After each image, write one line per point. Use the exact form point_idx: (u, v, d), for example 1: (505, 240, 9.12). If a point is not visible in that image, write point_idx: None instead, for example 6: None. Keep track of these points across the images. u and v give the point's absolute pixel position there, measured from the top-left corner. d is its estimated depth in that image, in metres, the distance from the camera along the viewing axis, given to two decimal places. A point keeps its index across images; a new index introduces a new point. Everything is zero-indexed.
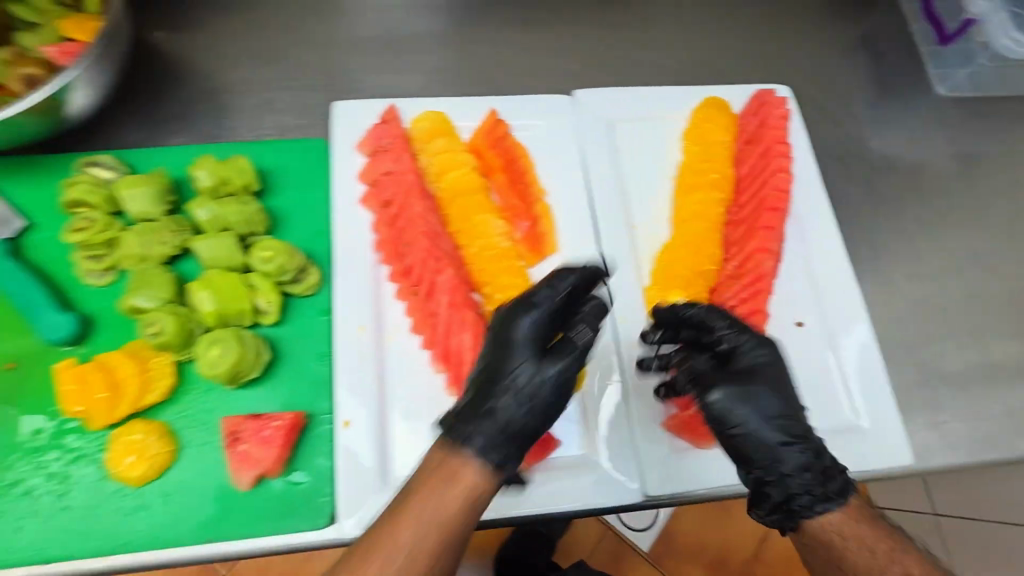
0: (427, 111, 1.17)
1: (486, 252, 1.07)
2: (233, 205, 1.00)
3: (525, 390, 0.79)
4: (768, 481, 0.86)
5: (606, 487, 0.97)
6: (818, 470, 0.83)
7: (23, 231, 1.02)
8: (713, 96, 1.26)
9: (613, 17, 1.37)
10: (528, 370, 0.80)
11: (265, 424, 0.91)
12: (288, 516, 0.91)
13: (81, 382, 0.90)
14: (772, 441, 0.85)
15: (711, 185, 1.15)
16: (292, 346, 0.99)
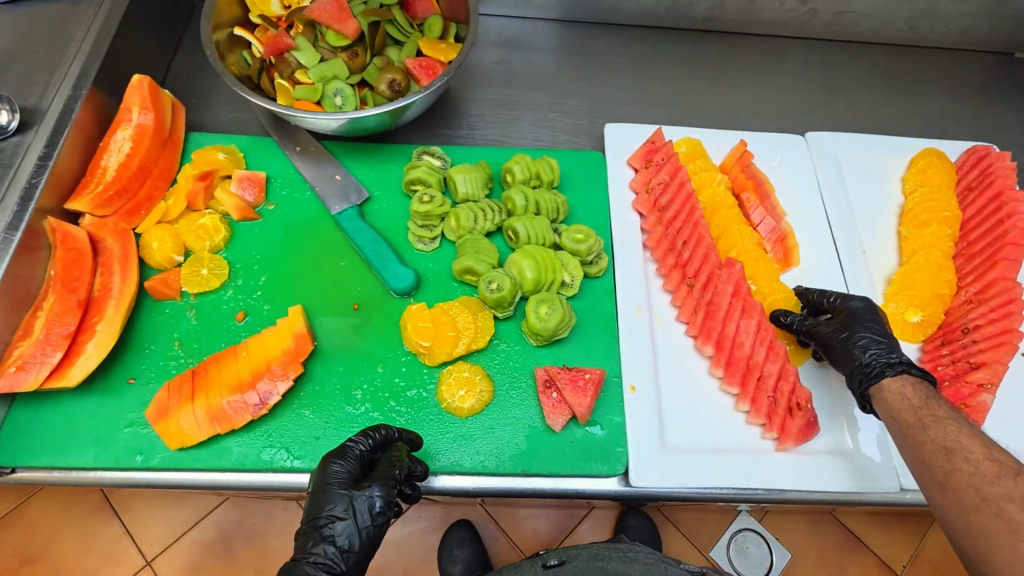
0: (687, 138, 1.37)
1: (744, 257, 1.23)
2: (546, 195, 1.20)
3: (867, 349, 1.06)
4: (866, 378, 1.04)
5: (862, 475, 1.07)
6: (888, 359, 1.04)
7: (367, 201, 1.25)
8: (931, 148, 1.42)
9: (825, 81, 1.60)
10: (869, 331, 1.09)
11: (578, 375, 1.06)
12: (589, 460, 1.04)
13: (431, 323, 1.07)
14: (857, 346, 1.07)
15: (945, 223, 1.29)
16: (586, 317, 1.15)
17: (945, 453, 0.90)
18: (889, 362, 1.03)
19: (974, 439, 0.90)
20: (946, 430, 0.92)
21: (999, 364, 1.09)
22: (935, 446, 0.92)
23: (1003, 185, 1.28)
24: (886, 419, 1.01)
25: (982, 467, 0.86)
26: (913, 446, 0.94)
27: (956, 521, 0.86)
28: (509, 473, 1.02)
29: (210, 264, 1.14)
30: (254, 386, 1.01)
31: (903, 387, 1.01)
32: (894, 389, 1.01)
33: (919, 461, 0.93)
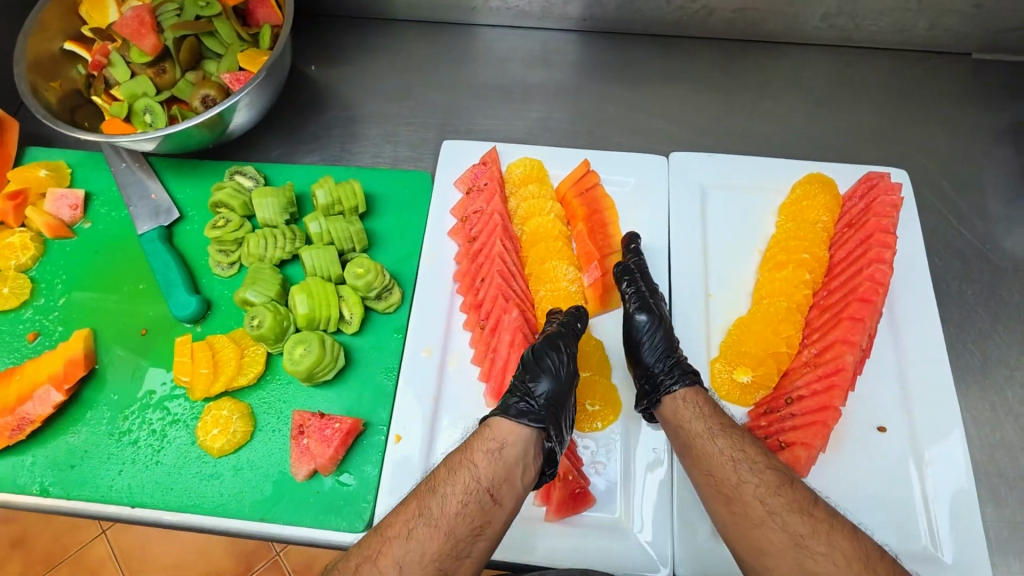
0: (525, 158, 1.24)
1: (551, 297, 1.11)
2: (339, 223, 1.13)
3: (661, 352, 1.01)
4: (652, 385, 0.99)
5: (634, 556, 0.95)
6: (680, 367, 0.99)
7: (178, 221, 1.23)
8: (817, 174, 1.21)
9: (719, 88, 1.39)
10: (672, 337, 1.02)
11: (327, 423, 1.00)
12: (328, 513, 0.98)
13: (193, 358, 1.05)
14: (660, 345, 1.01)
15: (805, 267, 1.09)
16: (364, 356, 1.09)
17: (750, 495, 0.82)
18: (678, 373, 0.98)
19: (749, 447, 0.87)
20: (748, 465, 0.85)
21: (809, 447, 0.95)
22: (738, 481, 0.84)
23: (877, 226, 1.08)
24: (668, 426, 0.97)
25: (767, 504, 0.80)
26: (715, 491, 0.85)
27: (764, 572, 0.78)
28: (245, 518, 0.99)
29: (11, 283, 1.16)
30: (14, 410, 1.04)
31: (691, 397, 0.96)
32: (675, 403, 0.96)
33: (720, 499, 0.85)
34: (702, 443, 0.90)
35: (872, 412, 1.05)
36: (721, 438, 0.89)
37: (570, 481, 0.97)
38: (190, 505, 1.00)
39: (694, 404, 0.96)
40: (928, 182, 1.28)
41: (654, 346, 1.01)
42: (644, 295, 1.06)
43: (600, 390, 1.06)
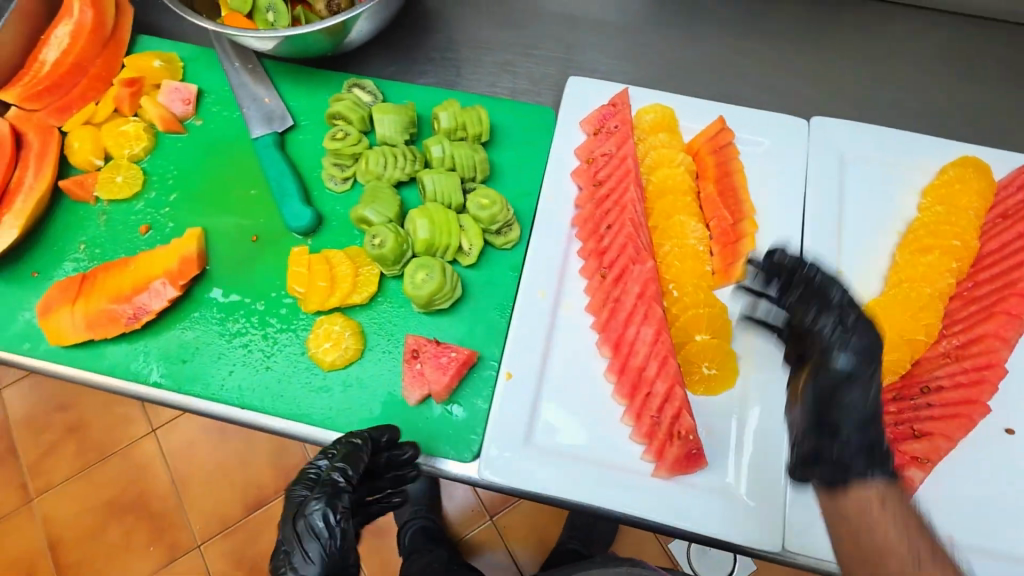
0: (656, 105, 1.17)
1: (676, 253, 1.07)
2: (464, 149, 1.09)
3: (823, 330, 0.90)
4: (824, 375, 0.88)
5: (741, 521, 0.94)
6: (852, 319, 0.89)
7: (291, 129, 1.20)
8: (972, 157, 1.12)
9: (870, 51, 1.27)
10: (837, 311, 0.90)
11: (444, 351, 0.99)
12: (437, 440, 0.98)
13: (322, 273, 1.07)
14: (826, 321, 0.90)
15: (952, 255, 1.03)
16: (479, 291, 1.06)
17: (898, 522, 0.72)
18: (838, 335, 0.89)
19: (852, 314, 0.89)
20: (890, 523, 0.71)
21: (949, 439, 0.91)
22: (829, 476, 0.80)
23: None
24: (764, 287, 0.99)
25: (841, 368, 0.87)
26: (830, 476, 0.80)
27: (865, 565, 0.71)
28: None
29: (125, 173, 1.15)
30: (132, 299, 1.05)
31: (851, 388, 0.86)
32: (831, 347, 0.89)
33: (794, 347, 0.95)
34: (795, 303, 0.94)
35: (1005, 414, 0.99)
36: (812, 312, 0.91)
37: (688, 440, 0.92)
38: (299, 414, 1.00)
39: (805, 291, 0.93)
40: None
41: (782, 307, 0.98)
42: (798, 263, 0.94)
43: (720, 354, 1.02)
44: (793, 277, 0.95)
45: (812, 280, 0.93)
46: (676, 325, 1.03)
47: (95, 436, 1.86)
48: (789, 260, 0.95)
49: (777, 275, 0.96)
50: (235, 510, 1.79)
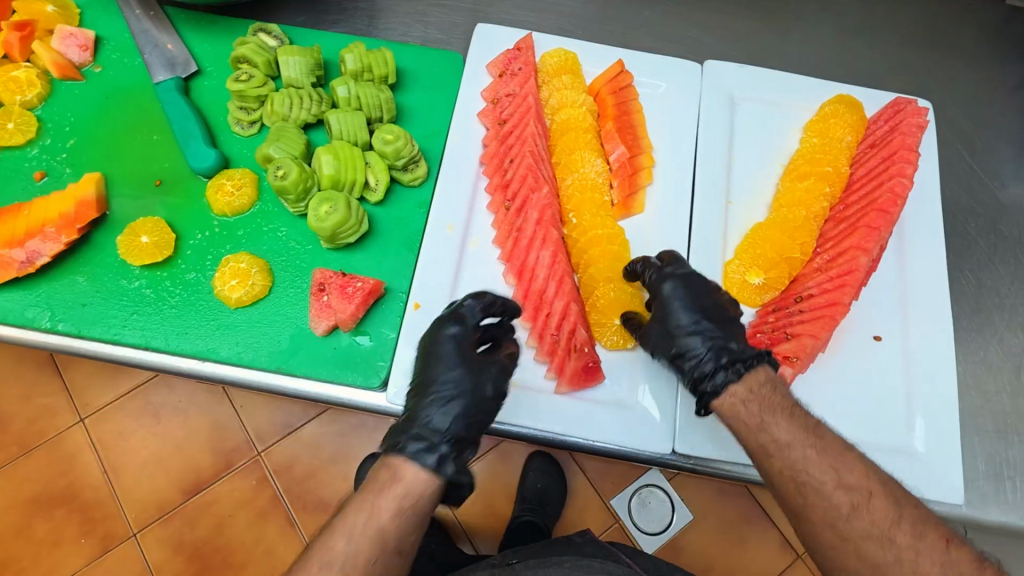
0: (560, 49, 1.22)
1: (577, 184, 1.12)
2: (370, 89, 1.10)
3: (691, 350, 0.95)
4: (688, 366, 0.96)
5: (638, 432, 1.00)
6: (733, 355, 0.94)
7: (195, 75, 1.19)
8: (846, 95, 1.22)
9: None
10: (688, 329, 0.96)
11: (350, 282, 1.01)
12: (347, 369, 1.01)
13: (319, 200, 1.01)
14: (692, 305, 0.98)
15: (826, 180, 1.12)
16: (387, 225, 1.09)
17: (758, 421, 0.88)
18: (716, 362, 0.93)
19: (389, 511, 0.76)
20: (826, 475, 0.82)
21: (815, 338, 1.00)
22: None
23: (902, 145, 1.12)
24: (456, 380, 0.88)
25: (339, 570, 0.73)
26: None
27: (814, 511, 0.82)
28: (261, 367, 1.00)
29: (17, 119, 1.11)
30: (24, 244, 1.01)
31: (733, 405, 0.91)
32: (730, 400, 0.91)
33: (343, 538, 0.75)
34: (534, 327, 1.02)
35: (870, 322, 1.10)
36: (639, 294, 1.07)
37: (584, 353, 0.99)
38: (202, 351, 1.00)
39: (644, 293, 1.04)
40: (948, 117, 1.31)
41: (687, 296, 0.98)
42: (689, 291, 0.99)
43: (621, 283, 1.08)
44: (694, 327, 0.96)
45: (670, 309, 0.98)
46: (576, 250, 1.07)
47: (12, 430, 1.75)
48: (678, 308, 0.98)
49: (692, 328, 0.96)
50: (167, 498, 1.71)
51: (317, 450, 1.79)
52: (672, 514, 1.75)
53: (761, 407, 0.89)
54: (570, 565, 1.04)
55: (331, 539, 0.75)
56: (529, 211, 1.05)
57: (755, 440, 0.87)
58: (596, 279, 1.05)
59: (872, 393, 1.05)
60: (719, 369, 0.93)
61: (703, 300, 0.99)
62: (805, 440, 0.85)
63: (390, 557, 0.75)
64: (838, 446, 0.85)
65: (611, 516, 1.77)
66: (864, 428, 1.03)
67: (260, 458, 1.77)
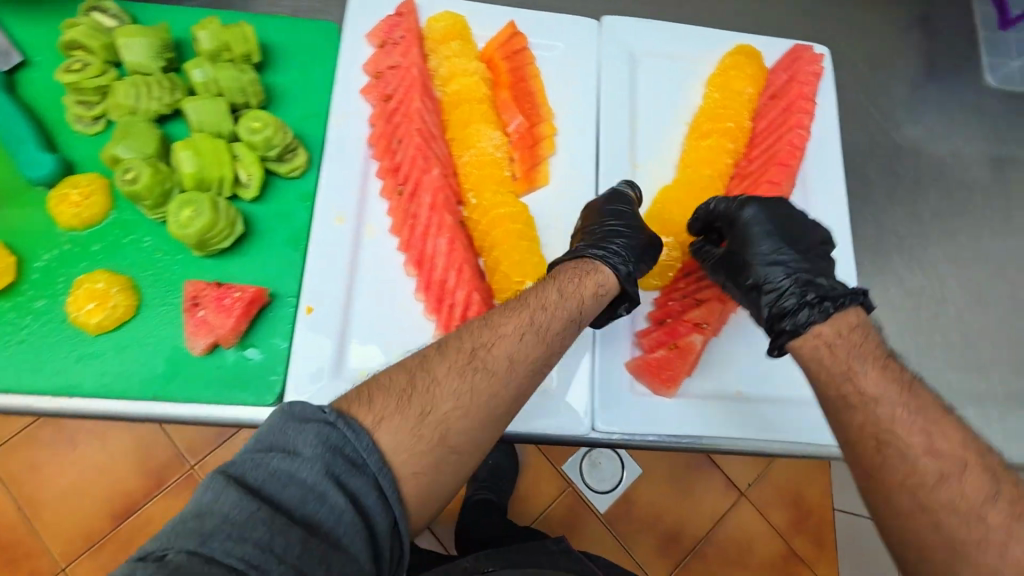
0: (446, 12, 1.12)
1: (474, 161, 1.04)
2: (228, 70, 0.97)
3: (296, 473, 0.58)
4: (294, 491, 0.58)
5: (554, 414, 0.97)
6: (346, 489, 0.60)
7: (21, 67, 1.02)
8: (746, 45, 1.19)
9: None
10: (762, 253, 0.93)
11: (226, 292, 0.91)
12: (236, 387, 0.91)
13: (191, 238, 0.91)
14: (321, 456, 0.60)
15: (729, 135, 1.09)
16: (268, 224, 0.98)
17: (846, 369, 0.80)
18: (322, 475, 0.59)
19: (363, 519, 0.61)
20: (909, 434, 0.74)
21: (724, 301, 1.00)
22: None
23: (797, 95, 1.12)
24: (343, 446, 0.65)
25: None
26: None
27: (888, 474, 0.73)
28: (136, 397, 0.89)
29: None
30: None
31: (816, 347, 0.84)
32: (814, 341, 0.84)
33: None
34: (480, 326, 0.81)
35: None
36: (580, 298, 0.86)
37: None
38: (62, 387, 0.88)
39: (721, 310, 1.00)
40: (847, 62, 1.31)
41: (770, 221, 0.95)
42: (771, 216, 0.95)
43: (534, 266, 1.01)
44: (774, 264, 0.92)
45: (760, 243, 0.93)
46: (480, 232, 1.01)
47: None
48: (762, 237, 0.93)
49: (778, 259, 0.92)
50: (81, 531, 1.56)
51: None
52: (623, 470, 1.77)
53: (849, 354, 0.81)
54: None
55: (499, 325, 0.79)
56: (423, 197, 0.96)
57: (835, 390, 0.80)
58: (501, 261, 0.99)
59: (784, 349, 1.06)
60: (806, 303, 0.86)
61: (789, 234, 0.95)
62: (895, 394, 0.77)
63: None
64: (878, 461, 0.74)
65: (563, 483, 1.74)
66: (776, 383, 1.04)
67: (193, 472, 1.60)
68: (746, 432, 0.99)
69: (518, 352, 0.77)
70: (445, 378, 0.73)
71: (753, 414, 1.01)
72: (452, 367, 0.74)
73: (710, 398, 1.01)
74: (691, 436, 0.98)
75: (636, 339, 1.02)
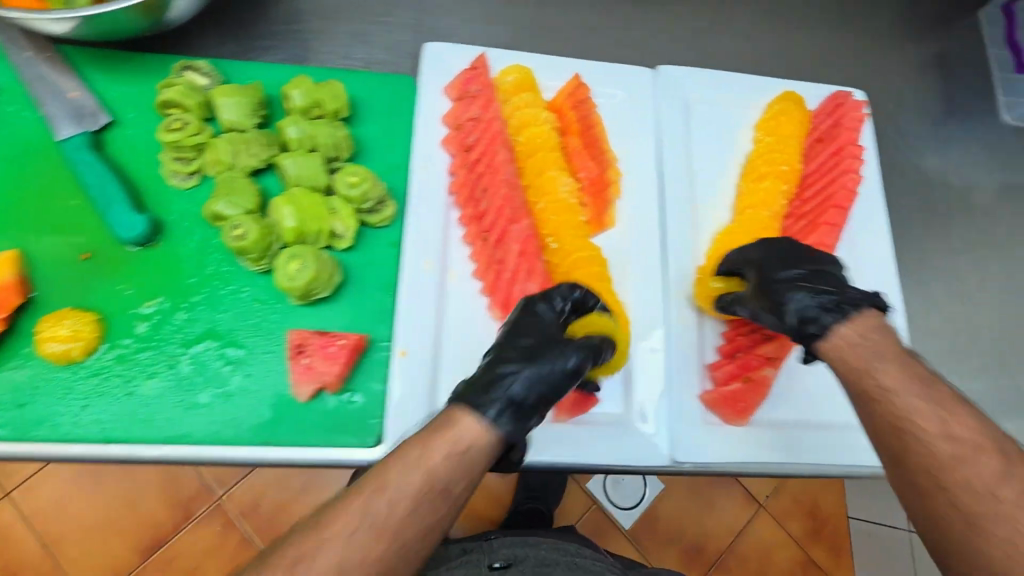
0: (516, 65, 1.17)
1: (551, 208, 1.10)
2: (324, 127, 1.02)
3: None
4: None
5: (635, 448, 1.03)
6: None
7: (107, 127, 1.05)
8: (791, 92, 1.27)
9: None
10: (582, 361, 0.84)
11: (332, 340, 0.95)
12: (339, 430, 0.96)
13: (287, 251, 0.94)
14: None
15: (783, 179, 1.17)
16: (360, 272, 1.03)
17: (865, 367, 0.84)
18: None
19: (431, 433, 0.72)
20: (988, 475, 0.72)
21: (790, 338, 1.07)
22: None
23: (847, 140, 1.21)
24: None
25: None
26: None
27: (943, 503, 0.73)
28: (246, 443, 0.94)
29: None
30: None
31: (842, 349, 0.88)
32: (836, 342, 0.89)
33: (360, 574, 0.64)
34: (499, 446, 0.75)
35: None
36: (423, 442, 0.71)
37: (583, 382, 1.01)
38: (175, 435, 0.93)
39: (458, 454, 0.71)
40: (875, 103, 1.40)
41: None
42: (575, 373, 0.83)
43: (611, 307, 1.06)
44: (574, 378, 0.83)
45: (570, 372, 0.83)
46: (561, 274, 1.06)
47: None
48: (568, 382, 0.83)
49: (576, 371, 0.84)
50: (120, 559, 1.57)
51: (284, 483, 1.70)
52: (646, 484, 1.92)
53: (870, 351, 0.85)
54: (546, 548, 1.18)
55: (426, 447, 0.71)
56: (511, 247, 1.02)
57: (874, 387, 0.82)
58: None
59: (840, 377, 1.13)
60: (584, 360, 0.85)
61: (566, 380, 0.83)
62: (912, 388, 0.80)
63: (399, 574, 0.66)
64: (948, 397, 0.79)
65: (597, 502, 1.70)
66: (834, 408, 1.11)
67: (221, 501, 1.66)
68: (807, 457, 1.07)
69: (454, 481, 0.70)
70: (979, 468, 0.73)
71: (815, 440, 1.08)
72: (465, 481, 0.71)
73: (774, 427, 1.08)
74: (762, 463, 1.05)
75: (706, 372, 1.09)
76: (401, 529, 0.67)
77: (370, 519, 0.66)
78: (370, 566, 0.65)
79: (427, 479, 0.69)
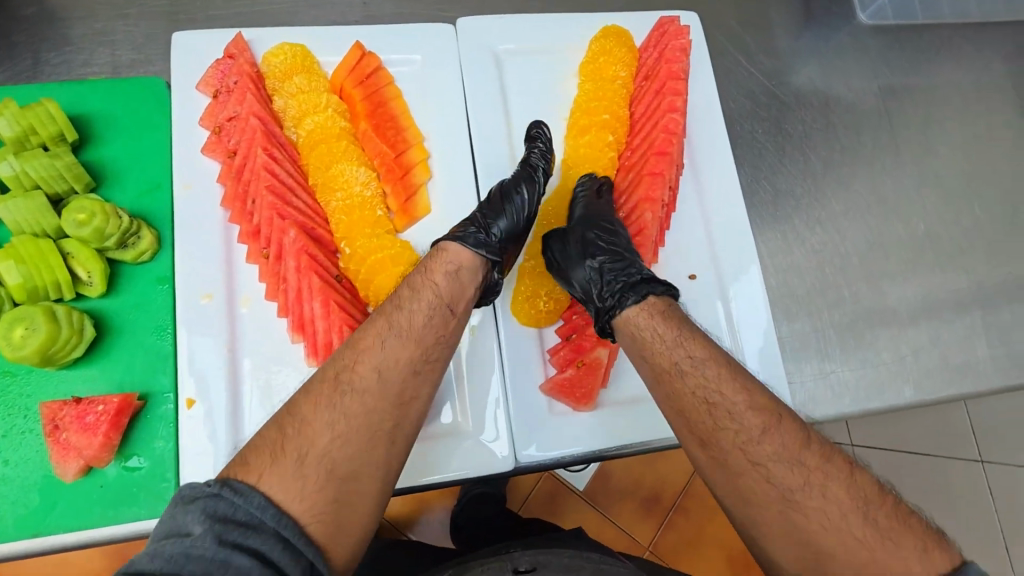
0: (284, 45, 1.02)
1: (343, 206, 0.95)
2: (39, 159, 0.87)
3: None
4: None
5: (475, 456, 0.93)
6: None
7: None
8: (612, 26, 1.13)
9: None
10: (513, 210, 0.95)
11: (88, 409, 0.83)
12: (123, 504, 0.84)
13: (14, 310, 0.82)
14: None
15: (608, 128, 1.04)
16: (126, 317, 0.90)
17: (674, 342, 0.80)
18: None
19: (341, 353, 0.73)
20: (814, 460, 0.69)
21: None
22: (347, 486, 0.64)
23: (668, 74, 1.08)
24: None
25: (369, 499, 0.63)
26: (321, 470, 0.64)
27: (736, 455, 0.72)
28: (12, 538, 0.81)
29: None
30: None
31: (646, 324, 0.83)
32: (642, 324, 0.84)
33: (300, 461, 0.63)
34: (361, 351, 0.74)
35: (683, 261, 1.08)
36: (380, 337, 0.75)
37: None
38: None
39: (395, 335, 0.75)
40: (719, 22, 1.27)
41: None
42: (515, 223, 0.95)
43: None
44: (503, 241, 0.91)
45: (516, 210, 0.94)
46: (361, 280, 0.93)
47: None
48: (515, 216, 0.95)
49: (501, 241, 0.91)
50: None
51: None
52: None
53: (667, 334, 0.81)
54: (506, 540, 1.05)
55: (359, 342, 0.75)
56: (290, 262, 0.90)
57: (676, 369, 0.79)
58: None
59: None
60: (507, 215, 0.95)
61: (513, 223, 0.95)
62: (718, 364, 0.77)
63: (369, 446, 0.68)
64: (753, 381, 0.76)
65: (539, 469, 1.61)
66: None
67: None
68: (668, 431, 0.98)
69: (372, 382, 0.71)
70: (782, 436, 0.71)
71: None
72: (319, 402, 0.68)
73: (629, 404, 0.99)
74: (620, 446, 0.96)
75: (547, 358, 0.99)
76: (365, 411, 0.69)
77: (336, 416, 0.67)
78: (341, 447, 0.66)
79: (340, 380, 0.71)
